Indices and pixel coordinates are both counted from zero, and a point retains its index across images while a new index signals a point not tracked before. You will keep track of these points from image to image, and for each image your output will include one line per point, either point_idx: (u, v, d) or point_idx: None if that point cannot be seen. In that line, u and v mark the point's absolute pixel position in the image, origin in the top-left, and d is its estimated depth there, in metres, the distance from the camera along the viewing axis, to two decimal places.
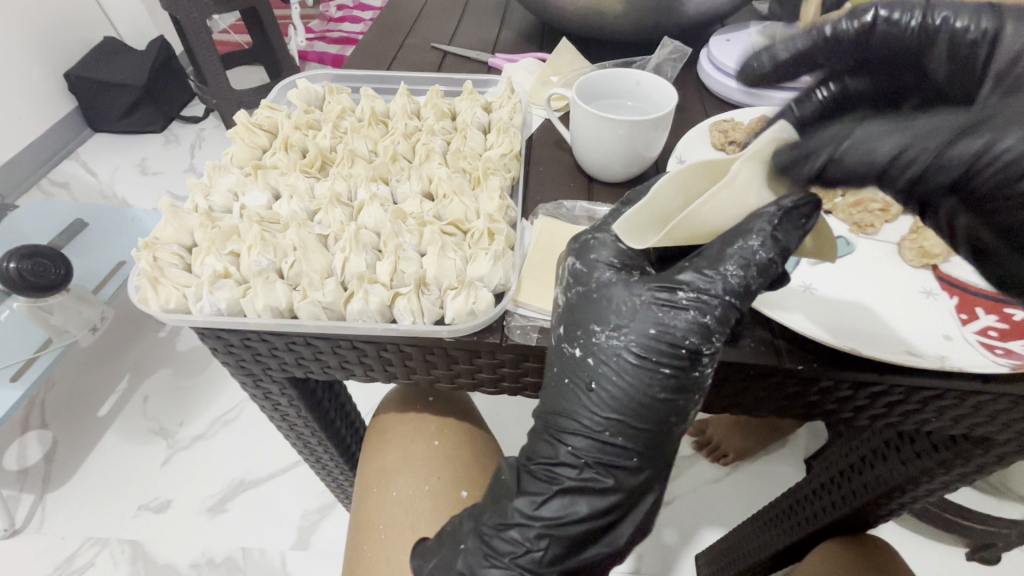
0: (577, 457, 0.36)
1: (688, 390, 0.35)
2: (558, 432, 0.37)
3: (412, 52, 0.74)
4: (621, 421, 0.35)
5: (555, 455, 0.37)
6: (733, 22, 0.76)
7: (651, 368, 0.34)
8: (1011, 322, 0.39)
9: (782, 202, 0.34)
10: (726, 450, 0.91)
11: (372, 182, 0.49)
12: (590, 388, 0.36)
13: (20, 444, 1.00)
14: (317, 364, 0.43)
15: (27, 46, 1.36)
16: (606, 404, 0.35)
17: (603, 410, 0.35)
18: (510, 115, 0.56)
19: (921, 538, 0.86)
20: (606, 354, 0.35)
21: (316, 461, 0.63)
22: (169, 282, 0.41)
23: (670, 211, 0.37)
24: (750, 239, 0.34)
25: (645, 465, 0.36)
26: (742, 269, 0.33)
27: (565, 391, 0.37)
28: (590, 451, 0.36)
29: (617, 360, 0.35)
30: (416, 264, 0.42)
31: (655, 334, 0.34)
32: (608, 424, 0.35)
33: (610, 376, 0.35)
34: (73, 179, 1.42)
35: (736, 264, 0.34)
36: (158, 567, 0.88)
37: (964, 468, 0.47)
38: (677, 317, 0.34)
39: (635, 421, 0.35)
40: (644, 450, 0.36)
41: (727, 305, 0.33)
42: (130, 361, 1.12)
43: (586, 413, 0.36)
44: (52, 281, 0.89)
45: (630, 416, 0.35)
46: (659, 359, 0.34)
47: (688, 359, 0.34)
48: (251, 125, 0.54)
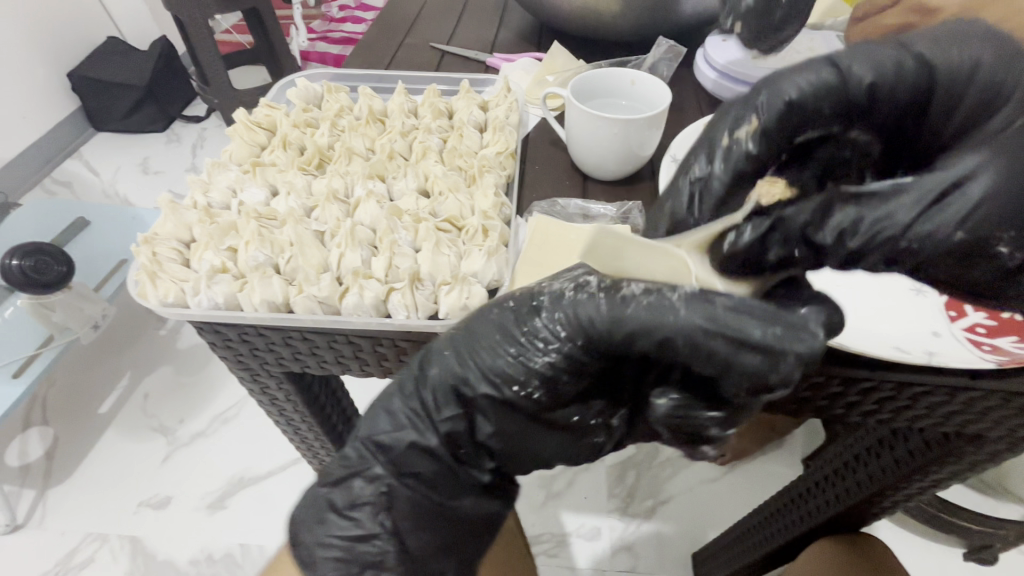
0: (427, 405, 0.35)
1: (551, 384, 0.33)
2: (421, 377, 0.35)
3: (411, 52, 0.74)
4: (478, 386, 0.34)
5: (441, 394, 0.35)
6: None
7: (536, 349, 0.32)
8: (1000, 319, 0.39)
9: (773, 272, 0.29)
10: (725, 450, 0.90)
11: (368, 179, 0.49)
12: (473, 350, 0.34)
13: (22, 440, 1.01)
14: (313, 359, 0.43)
15: (30, 45, 1.37)
16: (477, 365, 0.34)
17: (470, 369, 0.34)
18: (506, 113, 0.56)
19: (918, 538, 0.86)
20: (508, 322, 0.34)
21: (313, 457, 0.64)
22: (167, 277, 0.42)
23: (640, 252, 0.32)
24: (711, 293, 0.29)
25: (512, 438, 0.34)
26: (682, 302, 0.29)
27: (451, 340, 0.35)
28: (440, 414, 0.35)
29: (510, 334, 0.33)
30: (411, 260, 0.43)
31: (557, 316, 0.32)
32: (465, 386, 0.34)
33: (499, 342, 0.34)
34: (76, 178, 1.43)
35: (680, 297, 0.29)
36: (158, 563, 0.88)
37: (955, 466, 0.47)
38: (583, 307, 0.31)
39: (491, 391, 0.34)
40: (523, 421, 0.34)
41: (644, 324, 0.30)
42: (132, 358, 1.13)
43: (453, 367, 0.34)
44: (55, 277, 0.90)
45: (490, 384, 0.34)
46: (545, 340, 0.32)
47: (573, 352, 0.32)
48: (250, 124, 0.55)
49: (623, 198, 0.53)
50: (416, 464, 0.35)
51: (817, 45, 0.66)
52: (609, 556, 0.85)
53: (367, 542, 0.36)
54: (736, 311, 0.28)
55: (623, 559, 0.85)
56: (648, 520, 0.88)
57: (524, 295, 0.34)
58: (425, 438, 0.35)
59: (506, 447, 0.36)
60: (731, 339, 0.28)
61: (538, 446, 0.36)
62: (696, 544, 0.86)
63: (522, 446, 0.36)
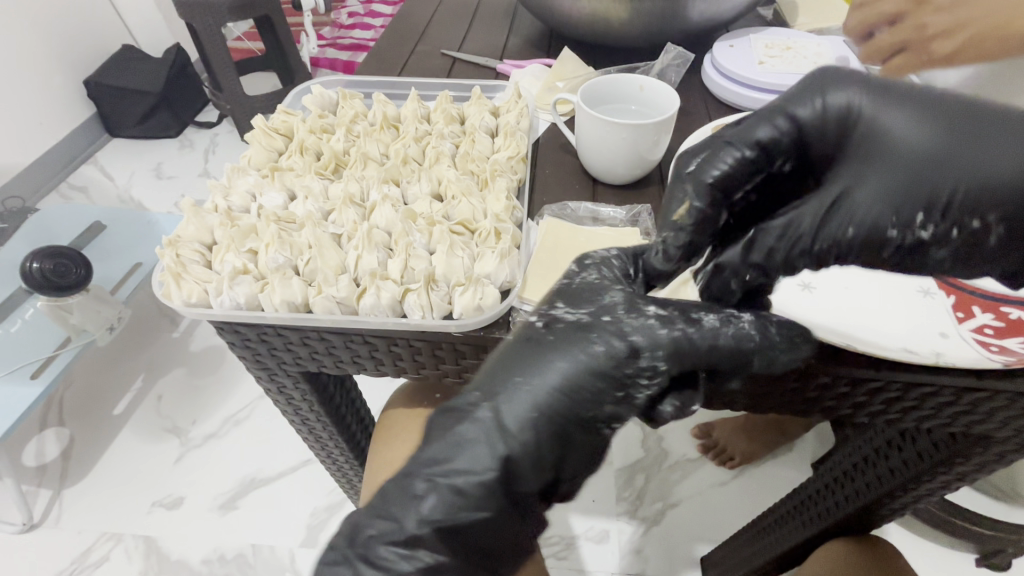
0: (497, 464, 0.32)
1: (641, 414, 0.34)
2: (510, 437, 0.32)
3: (423, 58, 0.76)
4: (573, 437, 0.32)
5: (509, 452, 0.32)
6: (736, 27, 0.77)
7: (641, 381, 0.32)
8: (1009, 320, 0.38)
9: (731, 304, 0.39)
10: (732, 452, 0.92)
11: (384, 184, 0.50)
12: (573, 397, 0.32)
13: (39, 441, 1.03)
14: (330, 359, 0.45)
15: (49, 54, 1.41)
16: (563, 418, 0.32)
17: (564, 419, 0.32)
18: (517, 119, 0.57)
19: (930, 543, 0.85)
20: (607, 362, 0.32)
21: (326, 456, 0.65)
22: (190, 278, 0.43)
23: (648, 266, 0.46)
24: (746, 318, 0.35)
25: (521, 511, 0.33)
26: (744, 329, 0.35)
27: (531, 391, 0.32)
28: (529, 474, 0.32)
29: (615, 374, 0.32)
30: (426, 262, 0.44)
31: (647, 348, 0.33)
32: (557, 440, 0.32)
33: (597, 384, 0.32)
34: (92, 183, 1.46)
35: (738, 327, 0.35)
36: (171, 563, 0.89)
37: (964, 468, 0.47)
38: (683, 339, 0.33)
39: (586, 437, 0.32)
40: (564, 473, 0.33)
41: (729, 348, 0.34)
42: (144, 361, 1.15)
43: (545, 421, 0.32)
44: (72, 280, 0.92)
45: (587, 431, 0.32)
46: (650, 374, 0.32)
47: (666, 379, 0.33)
48: (268, 130, 0.56)
49: (632, 202, 0.54)
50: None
51: (823, 50, 0.67)
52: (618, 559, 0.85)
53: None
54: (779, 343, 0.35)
55: (631, 563, 0.85)
56: (657, 523, 0.88)
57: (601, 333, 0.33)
58: (495, 511, 0.32)
59: (574, 494, 0.35)
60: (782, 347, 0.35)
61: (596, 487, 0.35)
62: (706, 548, 0.86)
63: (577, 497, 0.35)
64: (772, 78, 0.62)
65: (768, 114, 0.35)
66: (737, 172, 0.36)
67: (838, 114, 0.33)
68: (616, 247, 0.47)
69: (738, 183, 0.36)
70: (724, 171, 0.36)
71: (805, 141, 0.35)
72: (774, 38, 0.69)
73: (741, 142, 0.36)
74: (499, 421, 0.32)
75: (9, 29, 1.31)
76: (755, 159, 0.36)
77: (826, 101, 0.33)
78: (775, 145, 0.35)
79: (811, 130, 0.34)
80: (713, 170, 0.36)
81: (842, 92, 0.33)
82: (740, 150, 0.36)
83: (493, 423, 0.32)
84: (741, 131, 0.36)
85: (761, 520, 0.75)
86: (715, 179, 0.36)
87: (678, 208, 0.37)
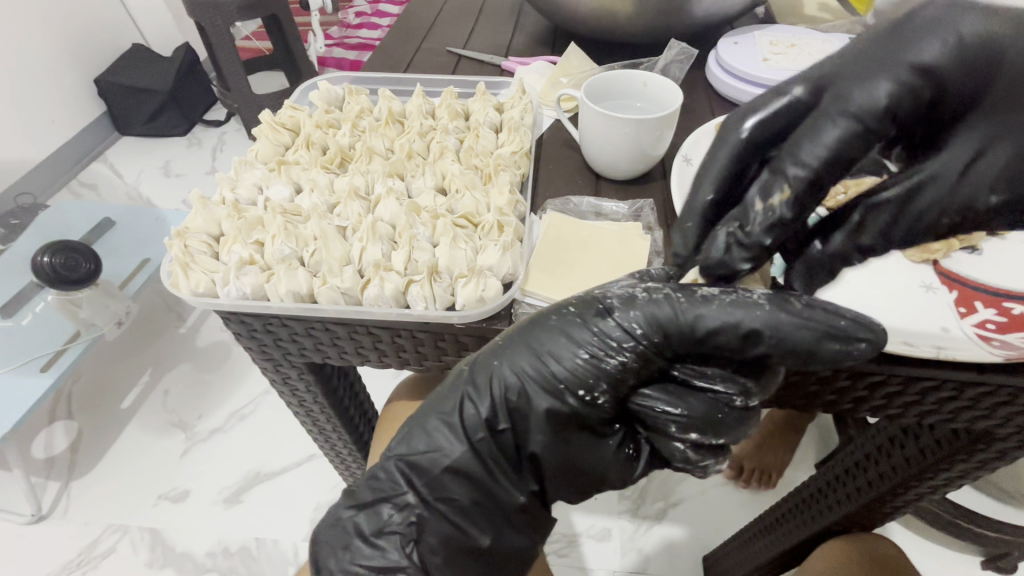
0: (479, 417, 0.37)
1: (617, 388, 0.35)
2: (476, 384, 0.37)
3: (428, 55, 0.76)
4: (533, 400, 0.35)
5: (493, 404, 0.36)
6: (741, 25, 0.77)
7: (610, 348, 0.34)
8: (1012, 315, 0.38)
9: (755, 292, 0.32)
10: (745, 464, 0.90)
11: (388, 177, 0.51)
12: (541, 360, 0.35)
13: (48, 433, 1.05)
14: (334, 350, 0.45)
15: (60, 51, 1.42)
16: (533, 382, 0.35)
17: (529, 379, 0.36)
18: (521, 114, 0.58)
19: (936, 545, 0.85)
20: (580, 329, 0.35)
21: (330, 449, 0.66)
22: (198, 268, 0.44)
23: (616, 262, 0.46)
24: (752, 289, 0.32)
25: (544, 465, 0.37)
26: (735, 305, 0.31)
27: (500, 350, 0.37)
28: (496, 425, 0.37)
29: (586, 340, 0.35)
30: (429, 254, 0.44)
31: (624, 322, 0.34)
32: (517, 398, 0.36)
33: (566, 349, 0.35)
34: (101, 180, 1.47)
35: (730, 301, 0.31)
36: (177, 555, 0.91)
37: (966, 465, 0.47)
38: (659, 307, 0.33)
39: (546, 400, 0.35)
40: (564, 433, 0.36)
41: (720, 322, 0.31)
42: (152, 355, 1.16)
43: (506, 376, 0.36)
44: (82, 275, 0.93)
45: (547, 395, 0.35)
46: (624, 343, 0.34)
47: (647, 351, 0.34)
48: (275, 125, 0.57)
49: (635, 197, 0.54)
50: (458, 495, 0.37)
51: (827, 47, 0.67)
52: (620, 557, 0.85)
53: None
54: (800, 321, 0.30)
55: (632, 561, 0.85)
56: (659, 522, 0.88)
57: (579, 305, 0.36)
58: (454, 449, 0.37)
59: (551, 460, 0.37)
60: (812, 327, 0.30)
61: (585, 462, 0.36)
62: (708, 547, 0.86)
63: (561, 468, 0.37)
64: (777, 74, 0.62)
65: (887, 64, 0.30)
66: (852, 145, 0.30)
67: (981, 45, 0.28)
68: (617, 239, 0.47)
69: (854, 154, 0.31)
70: (833, 146, 0.30)
71: (935, 90, 0.29)
72: (779, 36, 0.69)
73: (843, 109, 0.31)
74: (477, 376, 0.37)
75: (22, 28, 1.33)
76: (873, 125, 0.30)
77: (956, 27, 0.29)
78: (898, 105, 0.30)
79: (944, 74, 0.29)
80: (817, 146, 0.31)
81: (975, 22, 0.28)
82: (848, 119, 0.30)
83: (468, 372, 0.38)
84: (838, 97, 0.31)
85: (762, 518, 0.75)
86: (828, 150, 0.30)
87: (771, 194, 0.32)
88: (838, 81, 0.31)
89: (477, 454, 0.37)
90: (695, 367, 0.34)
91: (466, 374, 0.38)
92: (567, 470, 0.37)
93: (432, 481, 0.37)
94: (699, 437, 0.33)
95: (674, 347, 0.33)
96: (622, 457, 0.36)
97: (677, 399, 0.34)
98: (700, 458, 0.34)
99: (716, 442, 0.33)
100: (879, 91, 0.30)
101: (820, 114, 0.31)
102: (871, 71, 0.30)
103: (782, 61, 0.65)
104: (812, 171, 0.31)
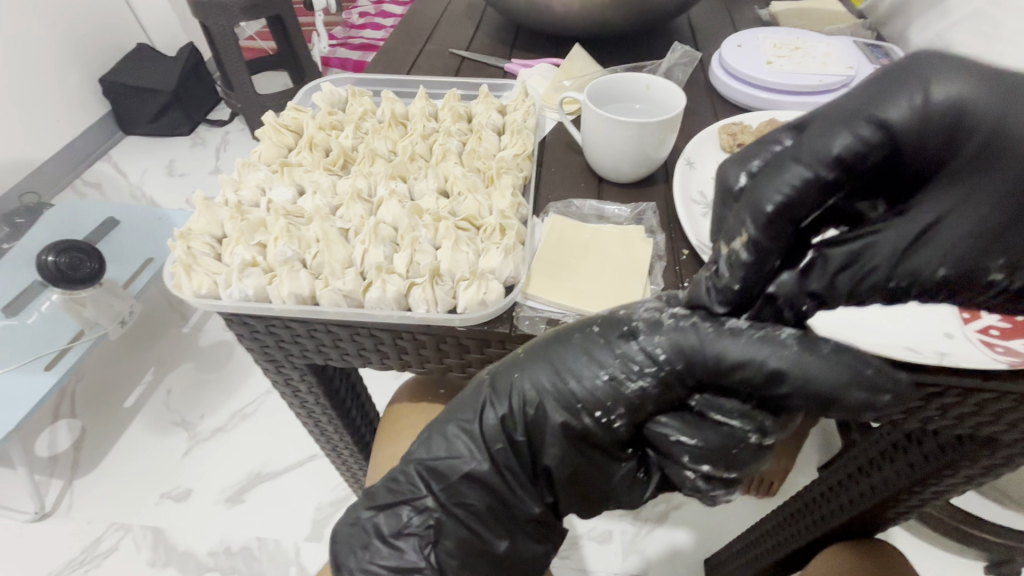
0: (497, 430, 0.37)
1: (635, 412, 0.34)
2: (495, 390, 0.37)
3: (431, 56, 0.77)
4: (549, 415, 0.35)
5: (514, 416, 0.36)
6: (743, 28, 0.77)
7: (631, 371, 0.33)
8: (1014, 323, 0.39)
9: (784, 331, 0.30)
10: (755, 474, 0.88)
11: (390, 180, 0.51)
12: (561, 377, 0.35)
13: (51, 432, 1.05)
14: (336, 352, 0.45)
15: (64, 51, 1.43)
16: (552, 400, 0.35)
17: (549, 396, 0.35)
18: (524, 117, 0.58)
19: (938, 549, 0.84)
20: (603, 350, 0.35)
21: (332, 451, 0.66)
22: (201, 270, 0.43)
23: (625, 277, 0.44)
24: (782, 328, 0.30)
25: (560, 479, 0.38)
26: (762, 343, 0.30)
27: (521, 362, 0.37)
28: (516, 439, 0.37)
29: (610, 363, 0.34)
30: (430, 257, 0.44)
31: (650, 345, 0.33)
32: (534, 412, 0.36)
33: (587, 367, 0.35)
34: (105, 180, 1.48)
35: (755, 337, 0.31)
36: (179, 553, 0.91)
37: (970, 471, 0.47)
38: (685, 335, 0.33)
39: (564, 418, 0.35)
40: (583, 449, 0.36)
41: (743, 357, 0.31)
42: (155, 354, 1.17)
43: (525, 389, 0.36)
44: (86, 274, 0.93)
45: (563, 411, 0.35)
46: (645, 367, 0.33)
47: (667, 377, 0.33)
48: (278, 126, 0.57)
49: (637, 200, 0.54)
50: (459, 499, 0.37)
51: (831, 50, 0.67)
52: (621, 559, 0.86)
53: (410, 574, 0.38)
54: (828, 365, 0.29)
55: (634, 563, 0.85)
56: (660, 524, 0.88)
57: (606, 323, 0.35)
58: (478, 463, 0.37)
59: (563, 474, 0.37)
60: (841, 373, 0.29)
61: (596, 478, 0.37)
62: (710, 550, 0.86)
63: (573, 479, 0.38)
64: (779, 78, 0.63)
65: (848, 116, 0.27)
66: (802, 200, 0.28)
67: (945, 112, 0.24)
68: (621, 242, 0.47)
69: (805, 210, 0.28)
70: (787, 193, 0.28)
71: (892, 149, 0.26)
72: (782, 38, 0.69)
73: (809, 156, 0.28)
74: (498, 388, 0.37)
75: (27, 27, 1.34)
76: (829, 179, 0.27)
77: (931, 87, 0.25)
78: (856, 159, 0.27)
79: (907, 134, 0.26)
80: (773, 191, 0.28)
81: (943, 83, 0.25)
82: (811, 168, 0.27)
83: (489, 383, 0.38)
84: (805, 145, 0.28)
85: (764, 521, 0.75)
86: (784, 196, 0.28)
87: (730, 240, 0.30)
88: (811, 130, 0.28)
89: (496, 464, 0.37)
90: (714, 399, 0.33)
91: (486, 383, 0.38)
92: (579, 482, 0.38)
93: (447, 484, 0.38)
94: (712, 470, 0.33)
95: (697, 380, 0.33)
96: (626, 478, 0.37)
97: (695, 429, 0.33)
98: (714, 493, 0.34)
99: (727, 475, 0.33)
100: (839, 138, 0.27)
101: (773, 164, 0.29)
102: (837, 123, 0.27)
103: (785, 64, 0.65)
104: (769, 219, 0.28)
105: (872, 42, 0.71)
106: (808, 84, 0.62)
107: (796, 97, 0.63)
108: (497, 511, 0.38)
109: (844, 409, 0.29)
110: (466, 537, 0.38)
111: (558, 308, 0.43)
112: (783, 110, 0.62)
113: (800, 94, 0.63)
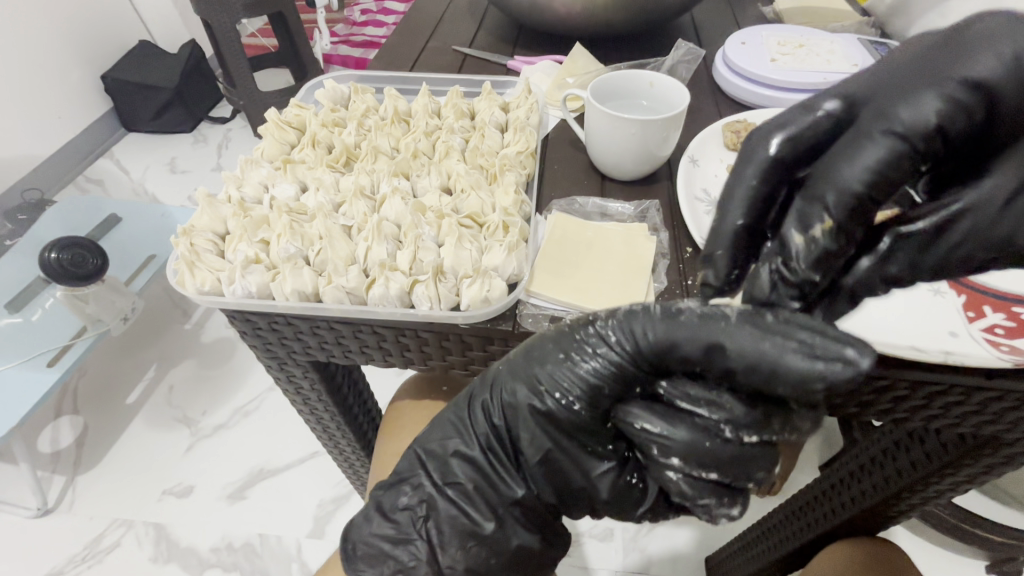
0: (484, 421, 0.38)
1: (594, 396, 0.34)
2: (486, 382, 0.38)
3: (434, 53, 0.77)
4: (516, 398, 0.36)
5: (496, 405, 0.37)
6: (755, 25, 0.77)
7: (583, 353, 0.34)
8: (1019, 321, 0.39)
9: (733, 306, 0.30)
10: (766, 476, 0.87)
11: (393, 177, 0.51)
12: (531, 365, 0.36)
13: (54, 428, 1.05)
14: (338, 349, 0.45)
15: (67, 47, 1.43)
16: (521, 385, 0.36)
17: (520, 382, 0.36)
18: (527, 114, 0.57)
19: (940, 548, 0.84)
20: (563, 338, 0.35)
21: (335, 448, 0.66)
22: (204, 266, 0.43)
23: (633, 276, 0.44)
24: (729, 306, 0.30)
25: (548, 476, 0.37)
26: (704, 320, 0.30)
27: (509, 357, 0.38)
28: (495, 426, 0.37)
29: (571, 351, 0.35)
30: (433, 254, 0.44)
31: (603, 331, 0.34)
32: (510, 399, 0.36)
33: (551, 352, 0.35)
34: (107, 177, 1.48)
35: (700, 316, 0.30)
36: (181, 549, 0.91)
37: (971, 469, 0.47)
38: (636, 319, 0.33)
39: (531, 404, 0.35)
40: (559, 439, 0.35)
41: (691, 337, 0.30)
42: (157, 352, 1.17)
43: (504, 376, 0.37)
44: (89, 271, 0.93)
45: (529, 393, 0.35)
46: (596, 349, 0.34)
47: (620, 360, 0.33)
48: (281, 123, 0.57)
49: (640, 197, 0.54)
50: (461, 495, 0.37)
51: (836, 47, 0.66)
52: (622, 556, 0.86)
53: (403, 545, 0.38)
54: (765, 335, 0.28)
55: (634, 561, 0.85)
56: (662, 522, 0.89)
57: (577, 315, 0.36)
58: (469, 446, 0.38)
59: (539, 463, 0.36)
60: (780, 341, 0.28)
61: (576, 472, 0.36)
62: (711, 549, 0.86)
63: (554, 475, 0.37)
64: (784, 76, 0.62)
65: (929, 82, 0.28)
66: (892, 167, 0.28)
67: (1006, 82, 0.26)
68: (623, 240, 0.47)
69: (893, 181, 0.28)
70: (871, 169, 0.28)
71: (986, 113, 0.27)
72: (787, 35, 0.68)
73: (888, 125, 0.28)
74: (489, 381, 0.38)
75: (29, 24, 1.34)
76: (916, 147, 0.28)
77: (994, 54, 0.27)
78: (943, 126, 0.27)
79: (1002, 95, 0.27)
80: (856, 169, 0.28)
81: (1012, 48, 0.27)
82: (894, 138, 0.28)
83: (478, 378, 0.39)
84: (882, 114, 0.28)
85: (765, 520, 0.75)
86: (871, 170, 0.28)
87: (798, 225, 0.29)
88: (878, 99, 0.29)
89: (485, 456, 0.37)
90: (678, 387, 0.32)
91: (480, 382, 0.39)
92: (560, 474, 0.37)
93: (441, 462, 0.38)
94: (683, 463, 0.31)
95: (650, 363, 0.32)
96: (606, 476, 0.36)
97: (662, 420, 0.32)
98: (690, 485, 0.32)
99: (704, 473, 0.31)
100: (929, 102, 0.27)
101: (854, 134, 0.29)
102: (915, 87, 0.28)
103: (790, 61, 0.64)
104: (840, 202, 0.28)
105: (877, 40, 0.71)
106: (813, 82, 0.62)
107: (800, 95, 0.63)
108: (485, 493, 0.37)
109: (788, 380, 0.27)
110: (464, 517, 0.37)
111: (561, 306, 0.43)
112: (788, 108, 0.62)
113: (804, 92, 0.62)
